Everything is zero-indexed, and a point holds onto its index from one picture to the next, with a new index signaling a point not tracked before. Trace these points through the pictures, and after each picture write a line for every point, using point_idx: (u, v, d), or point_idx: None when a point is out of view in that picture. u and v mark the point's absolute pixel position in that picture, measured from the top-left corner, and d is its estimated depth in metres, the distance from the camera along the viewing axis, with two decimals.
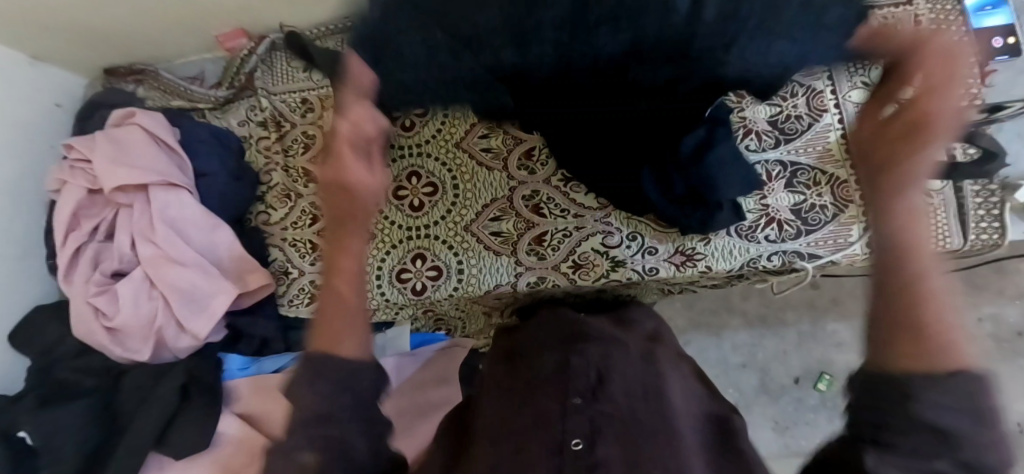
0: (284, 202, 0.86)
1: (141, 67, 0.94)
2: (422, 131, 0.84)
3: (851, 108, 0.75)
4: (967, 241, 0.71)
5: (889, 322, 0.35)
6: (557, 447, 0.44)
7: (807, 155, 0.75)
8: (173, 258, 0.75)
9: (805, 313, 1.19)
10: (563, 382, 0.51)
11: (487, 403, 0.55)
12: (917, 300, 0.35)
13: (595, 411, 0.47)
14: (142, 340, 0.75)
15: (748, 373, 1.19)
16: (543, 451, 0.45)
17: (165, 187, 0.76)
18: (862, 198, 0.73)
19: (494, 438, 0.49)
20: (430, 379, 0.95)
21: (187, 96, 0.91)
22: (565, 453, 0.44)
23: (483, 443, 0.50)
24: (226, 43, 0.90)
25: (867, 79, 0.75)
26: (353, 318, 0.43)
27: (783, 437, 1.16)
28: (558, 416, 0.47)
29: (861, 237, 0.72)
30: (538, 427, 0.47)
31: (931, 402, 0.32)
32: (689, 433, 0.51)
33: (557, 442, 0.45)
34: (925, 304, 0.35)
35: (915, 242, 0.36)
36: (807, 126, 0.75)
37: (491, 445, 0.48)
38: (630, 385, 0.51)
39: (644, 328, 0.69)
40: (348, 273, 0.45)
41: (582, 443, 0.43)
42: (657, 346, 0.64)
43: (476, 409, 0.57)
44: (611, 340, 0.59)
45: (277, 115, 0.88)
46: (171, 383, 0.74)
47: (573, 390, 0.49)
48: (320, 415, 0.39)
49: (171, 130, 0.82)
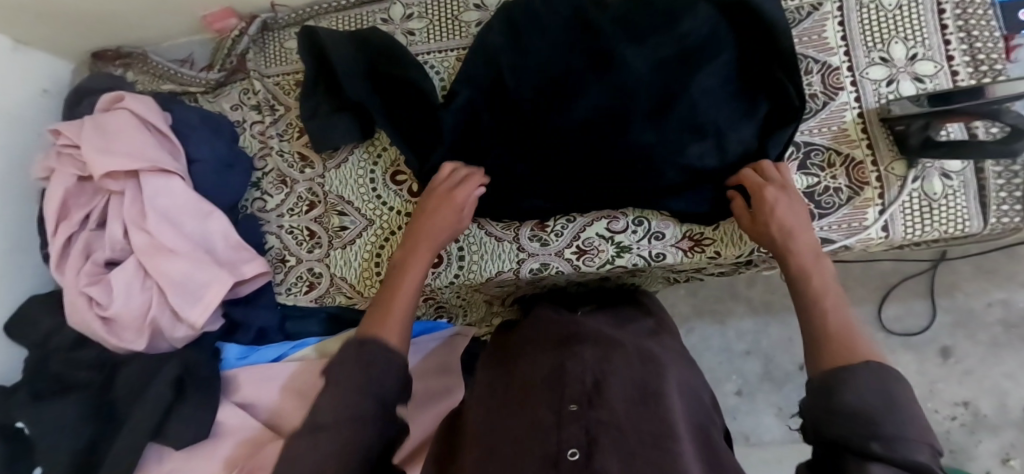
0: (280, 188, 0.84)
1: (128, 50, 0.92)
2: None
3: (869, 86, 0.71)
4: (988, 224, 0.68)
5: (825, 343, 0.47)
6: (553, 459, 0.46)
7: (821, 135, 0.72)
8: (166, 247, 0.73)
9: None
10: (561, 392, 0.53)
11: (478, 420, 0.57)
12: (829, 307, 0.51)
13: (593, 421, 0.49)
14: (136, 331, 0.74)
15: (752, 360, 1.18)
16: (541, 461, 0.46)
17: (156, 173, 0.74)
18: (877, 180, 0.70)
19: (490, 454, 0.50)
20: (432, 367, 0.94)
21: (177, 80, 0.89)
22: (562, 464, 0.45)
23: (474, 459, 0.51)
24: (214, 23, 0.87)
25: (886, 54, 0.72)
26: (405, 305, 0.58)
27: (786, 423, 1.15)
28: (555, 427, 0.49)
29: (877, 220, 0.69)
30: (534, 439, 0.49)
31: (862, 385, 0.42)
32: (683, 429, 0.51)
33: (555, 452, 0.46)
34: (833, 305, 0.51)
35: (834, 298, 0.53)
36: (821, 105, 0.72)
37: (486, 454, 0.51)
38: (627, 390, 0.54)
39: (639, 329, 0.69)
40: (409, 279, 0.62)
41: (578, 455, 0.45)
42: (653, 351, 0.63)
43: (468, 410, 0.61)
44: (604, 341, 0.62)
45: (271, 99, 0.85)
46: (167, 374, 0.72)
47: (571, 397, 0.52)
48: (360, 392, 0.47)
49: (162, 114, 0.79)
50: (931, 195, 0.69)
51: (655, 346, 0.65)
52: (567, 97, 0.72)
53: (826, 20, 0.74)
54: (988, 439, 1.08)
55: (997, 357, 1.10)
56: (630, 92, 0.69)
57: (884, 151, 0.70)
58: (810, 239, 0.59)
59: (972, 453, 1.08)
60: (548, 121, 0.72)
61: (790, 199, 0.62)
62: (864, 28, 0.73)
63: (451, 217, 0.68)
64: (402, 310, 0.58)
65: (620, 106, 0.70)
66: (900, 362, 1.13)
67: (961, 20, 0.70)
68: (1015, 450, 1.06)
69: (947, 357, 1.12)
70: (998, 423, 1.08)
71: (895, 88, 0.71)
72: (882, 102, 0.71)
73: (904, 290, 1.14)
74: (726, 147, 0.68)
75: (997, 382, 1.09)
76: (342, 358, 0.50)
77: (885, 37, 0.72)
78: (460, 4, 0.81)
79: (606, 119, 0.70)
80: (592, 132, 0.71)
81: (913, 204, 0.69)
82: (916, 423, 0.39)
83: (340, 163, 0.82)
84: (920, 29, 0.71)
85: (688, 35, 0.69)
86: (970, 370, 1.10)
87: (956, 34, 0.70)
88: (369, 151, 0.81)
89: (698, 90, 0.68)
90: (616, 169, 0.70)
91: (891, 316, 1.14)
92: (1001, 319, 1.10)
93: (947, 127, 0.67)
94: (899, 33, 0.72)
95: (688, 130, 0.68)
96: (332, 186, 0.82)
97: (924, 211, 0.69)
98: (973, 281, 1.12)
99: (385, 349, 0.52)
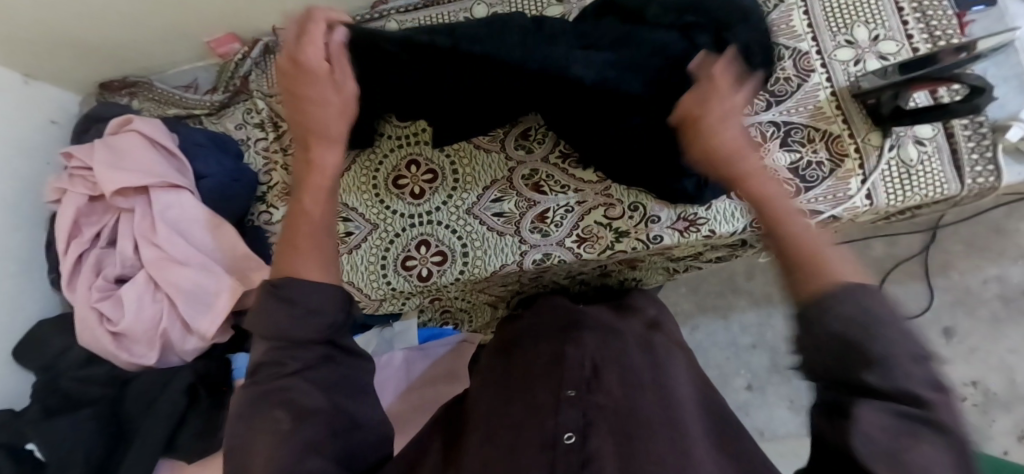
0: (284, 200, 0.86)
1: (135, 80, 0.96)
2: (430, 200, 0.82)
3: (839, 66, 0.76)
4: (965, 185, 0.72)
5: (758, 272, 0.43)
6: (551, 443, 0.46)
7: (799, 114, 0.76)
8: (177, 259, 0.75)
9: None
10: (561, 377, 0.54)
11: (482, 409, 0.56)
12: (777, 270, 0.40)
13: (590, 406, 0.50)
14: (148, 343, 0.75)
15: (759, 353, 1.19)
16: (537, 445, 0.47)
17: (166, 189, 0.76)
18: (855, 152, 0.74)
19: (492, 438, 0.50)
20: (441, 374, 0.93)
21: (182, 104, 0.93)
22: (558, 448, 0.46)
23: (475, 442, 0.51)
24: (218, 48, 0.91)
25: (851, 37, 0.77)
26: (305, 241, 0.48)
27: (799, 415, 1.15)
28: (552, 412, 0.49)
29: (860, 190, 0.73)
30: (535, 422, 0.49)
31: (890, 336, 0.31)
32: (691, 417, 0.54)
33: (552, 436, 0.47)
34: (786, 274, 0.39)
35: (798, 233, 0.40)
36: (796, 87, 0.77)
37: (485, 440, 0.50)
38: (628, 375, 0.55)
39: (646, 314, 0.72)
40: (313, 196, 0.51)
41: (573, 440, 0.46)
42: (657, 332, 0.67)
43: (471, 398, 0.61)
44: (606, 329, 0.63)
45: (274, 116, 0.89)
46: (179, 385, 0.73)
47: (568, 383, 0.52)
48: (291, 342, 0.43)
49: (170, 135, 0.82)
50: (907, 161, 0.73)
51: (658, 333, 0.67)
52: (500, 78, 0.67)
53: (792, 11, 0.79)
54: (1002, 417, 1.11)
55: (998, 332, 1.14)
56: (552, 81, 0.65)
57: (859, 124, 0.74)
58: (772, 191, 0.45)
59: (988, 433, 1.11)
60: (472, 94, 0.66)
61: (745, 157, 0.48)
62: (828, 16, 0.78)
63: (332, 110, 0.53)
64: (320, 236, 0.48)
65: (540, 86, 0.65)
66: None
67: (914, 2, 0.77)
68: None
69: (950, 336, 1.16)
70: (1009, 400, 1.12)
71: (863, 67, 0.76)
72: (852, 80, 0.76)
73: (900, 273, 1.19)
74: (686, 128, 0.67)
75: (1002, 358, 1.13)
76: (268, 314, 0.43)
77: (848, 21, 0.78)
78: (451, 18, 0.86)
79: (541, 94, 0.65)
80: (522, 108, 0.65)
81: (892, 172, 0.73)
82: (934, 365, 0.32)
83: (343, 172, 0.85)
84: (879, 13, 0.77)
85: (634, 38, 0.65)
86: (974, 348, 1.14)
87: (911, 15, 0.77)
88: (370, 158, 0.85)
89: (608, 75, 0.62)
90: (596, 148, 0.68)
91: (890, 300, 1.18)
92: (999, 294, 1.14)
93: (914, 97, 0.73)
94: (860, 18, 0.77)
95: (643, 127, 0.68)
96: (337, 194, 0.85)
97: (903, 177, 0.73)
98: (967, 259, 1.16)
99: (296, 282, 0.44)
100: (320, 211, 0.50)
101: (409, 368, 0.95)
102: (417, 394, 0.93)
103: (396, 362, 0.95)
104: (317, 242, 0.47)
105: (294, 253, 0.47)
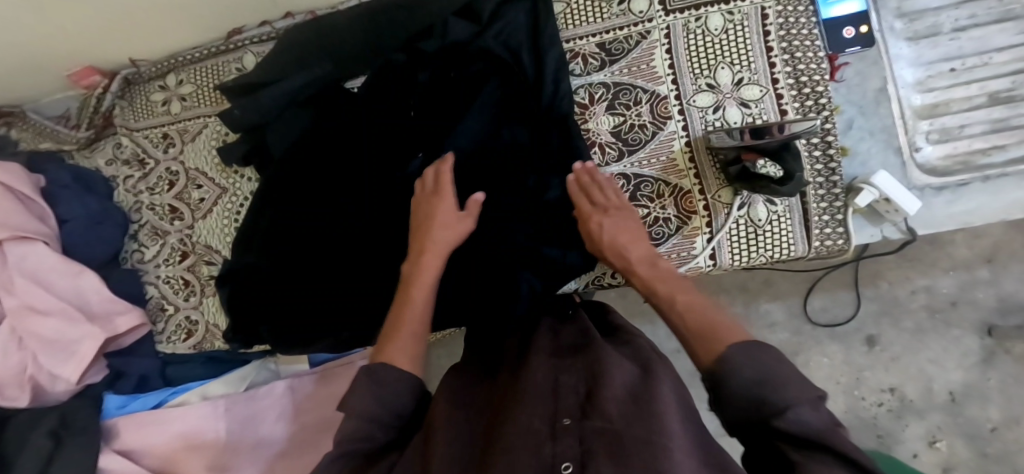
0: (154, 239, 0.87)
1: (7, 110, 0.94)
2: None
3: (696, 113, 0.72)
4: (811, 247, 0.69)
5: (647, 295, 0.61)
6: (551, 423, 0.46)
7: (650, 167, 0.72)
8: (40, 311, 0.77)
9: (740, 291, 1.07)
10: (555, 405, 0.48)
11: (448, 413, 0.52)
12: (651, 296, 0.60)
13: (598, 373, 0.49)
14: (18, 387, 0.77)
15: (684, 356, 1.06)
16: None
17: (19, 240, 0.77)
18: (704, 209, 0.71)
19: (470, 451, 0.49)
20: (330, 394, 0.88)
21: (53, 137, 0.92)
22: None
23: (442, 449, 0.47)
24: (80, 81, 0.90)
25: (713, 80, 0.72)
26: (400, 340, 0.56)
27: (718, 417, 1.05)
28: (548, 442, 0.44)
29: (705, 249, 0.70)
30: (534, 410, 0.47)
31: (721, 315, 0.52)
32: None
33: (549, 466, 0.42)
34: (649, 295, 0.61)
35: (684, 301, 0.56)
36: (650, 135, 0.73)
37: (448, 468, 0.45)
38: (621, 389, 0.48)
39: None
40: (421, 289, 0.63)
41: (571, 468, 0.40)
42: None
43: (437, 420, 0.52)
44: (555, 348, 0.59)
45: (140, 152, 0.88)
46: (42, 430, 0.75)
47: (563, 412, 0.47)
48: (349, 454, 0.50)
49: (35, 178, 0.82)
50: (756, 220, 0.70)
51: (630, 333, 0.61)
52: (320, 40, 0.77)
53: (654, 49, 0.73)
54: (914, 424, 1.00)
55: (919, 342, 1.00)
56: (506, 104, 0.73)
57: (710, 178, 0.70)
58: (642, 251, 0.64)
59: (900, 437, 1.00)
60: (323, 161, 0.76)
61: (630, 216, 0.68)
62: (691, 55, 0.72)
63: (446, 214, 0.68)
64: (414, 334, 0.58)
65: (438, 119, 0.74)
66: (826, 352, 1.03)
67: (785, 42, 0.70)
68: (941, 432, 0.98)
69: (872, 345, 1.02)
70: (925, 407, 0.99)
71: (722, 115, 0.71)
72: (708, 130, 0.71)
73: (829, 281, 1.04)
74: (535, 138, 0.73)
75: (922, 368, 1.00)
76: (356, 384, 0.52)
77: (711, 63, 0.72)
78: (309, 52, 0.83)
79: (432, 106, 0.75)
80: (331, 190, 0.75)
81: (739, 231, 0.70)
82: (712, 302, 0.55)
83: (206, 213, 0.85)
84: (747, 52, 0.71)
85: (482, 108, 0.73)
86: (896, 357, 1.01)
87: (781, 56, 0.70)
88: (231, 200, 0.84)
89: (472, 71, 0.74)
90: (341, 285, 0.76)
91: (816, 308, 1.04)
92: (925, 304, 1.00)
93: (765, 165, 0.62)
94: (725, 57, 0.71)
95: (263, 320, 0.78)
96: (200, 237, 0.85)
97: (751, 237, 0.70)
98: (896, 268, 1.02)
99: (389, 381, 0.52)
100: (414, 313, 0.60)
101: (239, 415, 0.84)
102: (307, 415, 0.87)
103: (277, 391, 0.88)
104: (411, 339, 0.57)
105: (390, 348, 0.56)
